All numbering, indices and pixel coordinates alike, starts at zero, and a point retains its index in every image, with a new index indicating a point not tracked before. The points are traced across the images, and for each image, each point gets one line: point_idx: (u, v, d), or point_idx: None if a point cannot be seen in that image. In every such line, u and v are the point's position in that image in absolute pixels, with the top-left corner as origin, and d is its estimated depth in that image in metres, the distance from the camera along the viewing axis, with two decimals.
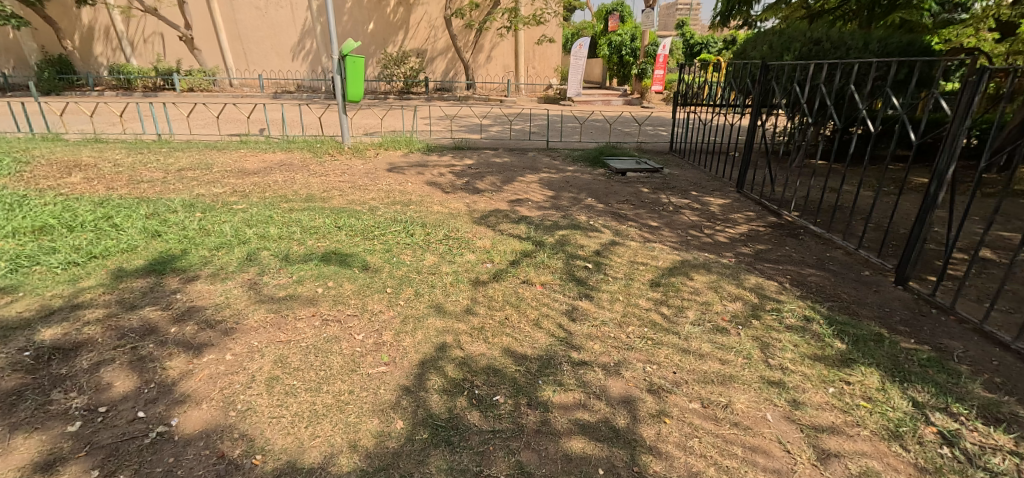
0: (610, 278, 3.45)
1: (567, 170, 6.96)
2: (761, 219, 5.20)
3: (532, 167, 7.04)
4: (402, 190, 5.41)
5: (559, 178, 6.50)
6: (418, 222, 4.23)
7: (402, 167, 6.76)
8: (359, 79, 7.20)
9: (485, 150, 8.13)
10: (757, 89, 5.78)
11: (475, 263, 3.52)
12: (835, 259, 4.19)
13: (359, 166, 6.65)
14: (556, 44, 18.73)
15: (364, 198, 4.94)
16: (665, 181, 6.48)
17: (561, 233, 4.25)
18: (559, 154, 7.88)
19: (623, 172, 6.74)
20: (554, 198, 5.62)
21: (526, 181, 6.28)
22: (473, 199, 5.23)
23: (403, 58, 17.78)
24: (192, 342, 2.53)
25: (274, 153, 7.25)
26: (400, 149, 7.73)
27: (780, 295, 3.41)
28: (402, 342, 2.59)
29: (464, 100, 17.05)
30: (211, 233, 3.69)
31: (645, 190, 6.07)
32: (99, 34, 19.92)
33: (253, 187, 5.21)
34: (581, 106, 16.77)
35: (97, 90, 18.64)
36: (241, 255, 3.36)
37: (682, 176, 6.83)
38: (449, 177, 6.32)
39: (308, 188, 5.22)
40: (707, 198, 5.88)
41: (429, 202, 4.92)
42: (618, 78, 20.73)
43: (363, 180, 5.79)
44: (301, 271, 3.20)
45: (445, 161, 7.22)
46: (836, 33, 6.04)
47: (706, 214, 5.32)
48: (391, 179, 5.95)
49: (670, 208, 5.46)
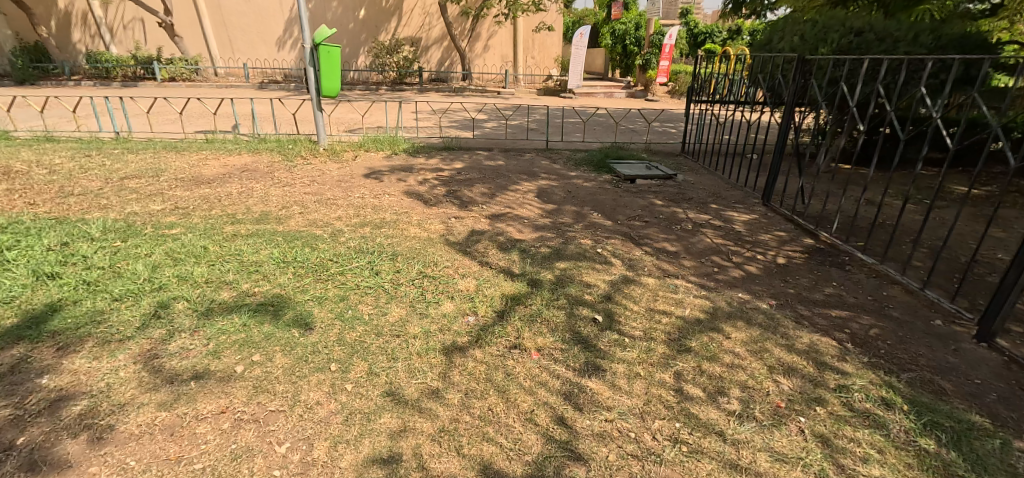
0: (626, 338, 2.69)
1: (569, 176, 6.18)
2: (795, 242, 4.45)
3: (528, 173, 6.26)
4: (376, 202, 4.64)
5: (559, 187, 5.72)
6: (388, 253, 3.46)
7: (383, 172, 5.98)
8: (335, 71, 6.35)
9: (478, 151, 7.34)
10: (792, 87, 4.96)
11: (453, 316, 2.74)
12: (895, 301, 3.44)
13: (333, 172, 5.88)
14: (557, 33, 17.86)
15: (328, 216, 4.16)
16: (680, 191, 5.72)
17: (562, 266, 3.48)
18: (559, 156, 7.10)
19: (632, 179, 5.98)
20: (553, 213, 4.84)
21: (521, 190, 5.51)
22: (459, 216, 4.46)
23: (395, 46, 16.87)
24: (40, 462, 1.81)
25: (241, 156, 6.48)
26: (382, 150, 6.94)
27: (842, 364, 2.66)
28: (339, 461, 1.85)
29: (459, 92, 16.21)
30: (120, 274, 2.94)
31: (658, 203, 5.29)
32: (77, 20, 18.98)
33: (201, 202, 4.44)
34: (583, 98, 15.92)
35: (74, 79, 17.72)
36: (148, 310, 2.60)
37: (698, 184, 6.06)
38: (433, 184, 5.56)
39: (265, 202, 4.45)
40: (730, 213, 5.11)
41: (405, 221, 4.15)
42: (620, 69, 19.87)
43: (333, 190, 5.02)
44: (221, 335, 2.44)
45: (432, 165, 6.44)
46: (880, 22, 5.22)
47: (731, 235, 4.56)
48: (366, 188, 5.16)
49: (689, 226, 4.69)
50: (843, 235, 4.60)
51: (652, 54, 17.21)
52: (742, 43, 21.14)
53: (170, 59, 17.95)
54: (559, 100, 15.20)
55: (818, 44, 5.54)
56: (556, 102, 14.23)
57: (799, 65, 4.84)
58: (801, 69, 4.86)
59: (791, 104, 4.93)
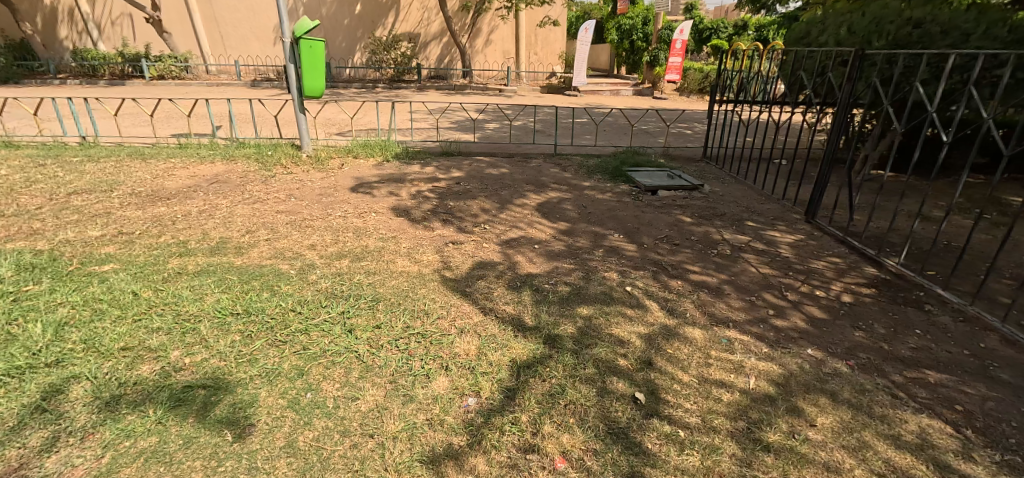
0: (679, 430, 2.01)
1: (581, 186, 5.48)
2: (856, 272, 3.75)
3: (536, 183, 5.56)
4: (359, 223, 3.95)
5: (571, 200, 5.02)
6: (366, 297, 2.77)
7: (372, 183, 5.29)
8: (319, 69, 5.66)
9: (479, 156, 6.65)
10: (845, 87, 4.23)
11: (447, 399, 2.06)
12: (1002, 358, 2.76)
13: (315, 183, 5.21)
14: (561, 27, 17.14)
15: (299, 244, 3.47)
16: (709, 204, 5.02)
17: (585, 312, 2.79)
18: (569, 162, 6.40)
19: (654, 190, 5.30)
20: (567, 234, 4.14)
21: (528, 204, 4.81)
22: (456, 241, 3.78)
23: (393, 42, 16.14)
24: None
25: (214, 164, 5.81)
26: (373, 156, 6.25)
27: (970, 466, 1.99)
28: None
29: (460, 90, 15.51)
30: (13, 338, 2.28)
31: (686, 220, 4.60)
32: (63, 16, 18.29)
33: (151, 226, 3.76)
34: (588, 96, 15.24)
35: (59, 78, 17.03)
36: (32, 400, 1.95)
37: (728, 196, 5.36)
38: (428, 198, 4.86)
39: (226, 225, 3.77)
40: (771, 233, 4.41)
41: (393, 249, 3.46)
42: (626, 66, 19.12)
43: (310, 207, 4.34)
44: (122, 444, 1.79)
45: (427, 173, 5.75)
46: (945, 12, 4.50)
47: (778, 261, 3.87)
48: (350, 204, 4.48)
49: (727, 251, 3.99)
50: (911, 260, 3.91)
51: (659, 49, 16.86)
52: (750, 39, 20.56)
53: (159, 56, 17.27)
54: (564, 98, 14.49)
55: (869, 38, 4.81)
56: (561, 101, 13.53)
57: (855, 61, 4.11)
58: (857, 67, 4.13)
59: (845, 107, 4.21)
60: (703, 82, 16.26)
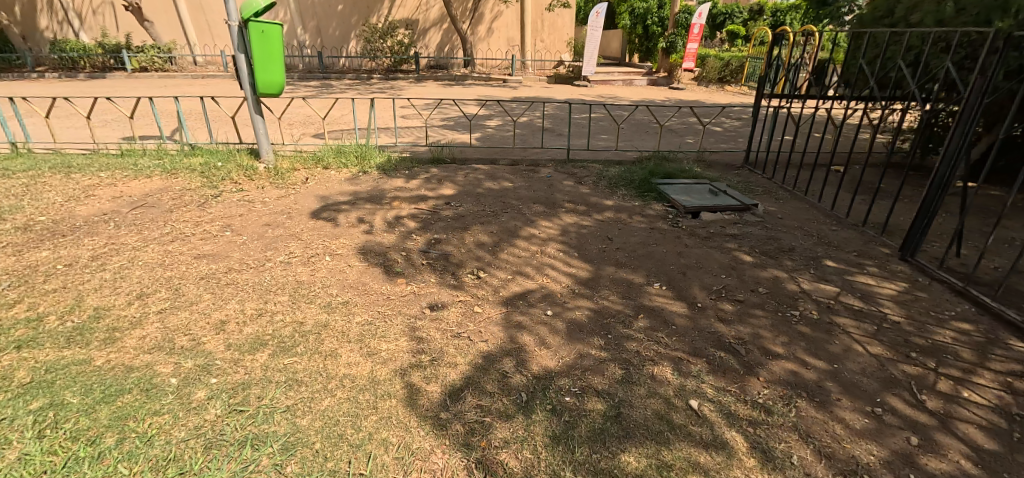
0: None
1: (602, 205, 4.34)
2: (1004, 350, 2.66)
3: (544, 201, 4.41)
4: (303, 276, 2.85)
5: (592, 226, 3.90)
6: (274, 441, 1.73)
7: (340, 205, 4.19)
8: (273, 59, 4.55)
9: (477, 164, 5.51)
10: (976, 84, 3.11)
11: None
12: None
13: (267, 206, 4.13)
14: (570, 11, 15.86)
15: (205, 319, 2.39)
16: (772, 233, 3.89)
17: (633, 464, 1.77)
18: (585, 171, 5.28)
19: (696, 213, 4.16)
20: (592, 286, 3.04)
21: (538, 234, 3.70)
22: (437, 304, 2.69)
23: (389, 29, 15.08)
24: None
25: (150, 180, 4.73)
26: (347, 167, 5.14)
27: None
28: None
29: (460, 81, 14.36)
30: None
31: (744, 258, 3.47)
32: (43, 5, 17.19)
33: (9, 286, 2.70)
34: (600, 86, 13.99)
35: (36, 71, 16.02)
36: None
37: (790, 219, 4.23)
38: (406, 226, 3.74)
39: (112, 286, 2.69)
40: (862, 280, 3.31)
41: (338, 325, 2.36)
42: (639, 54, 17.82)
43: (245, 247, 3.25)
44: None
45: (411, 189, 4.65)
46: None
47: (888, 332, 2.77)
48: (301, 240, 3.38)
49: (814, 315, 2.89)
50: None
51: (676, 36, 15.06)
52: (765, 23, 19.33)
53: (141, 47, 16.24)
54: (574, 90, 13.27)
55: (992, 16, 3.62)
56: (570, 93, 12.35)
57: (995, 49, 2.99)
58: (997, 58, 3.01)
59: (972, 108, 3.13)
60: (723, 70, 15.06)
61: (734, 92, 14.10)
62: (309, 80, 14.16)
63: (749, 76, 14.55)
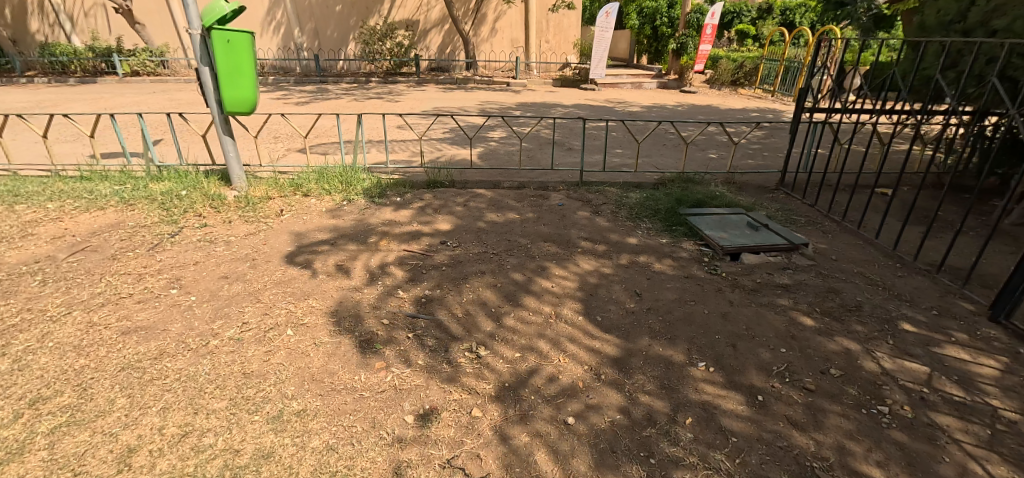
0: None
1: (625, 243, 3.68)
2: None
3: (555, 238, 3.75)
4: (251, 363, 2.25)
5: (616, 274, 3.24)
6: None
7: (316, 245, 3.55)
8: (241, 74, 3.94)
9: (478, 188, 4.87)
10: None
11: None
12: None
13: (231, 247, 3.52)
14: (576, 11, 15.20)
15: (108, 446, 1.84)
16: (831, 282, 3.23)
17: None
18: (601, 196, 4.63)
19: (737, 255, 3.50)
20: (622, 369, 2.40)
21: (550, 286, 3.06)
22: (421, 411, 2.09)
23: (388, 31, 14.51)
24: None
25: (102, 212, 4.12)
26: (330, 194, 4.52)
27: None
28: None
29: (462, 84, 13.74)
30: None
31: (805, 321, 2.82)
32: (32, 7, 16.62)
33: None
34: (608, 90, 13.33)
35: (26, 76, 15.48)
36: None
37: (848, 260, 3.57)
38: (391, 278, 3.09)
39: (4, 385, 2.12)
40: (954, 354, 2.66)
41: (284, 457, 1.81)
42: (648, 55, 17.13)
43: (188, 313, 2.64)
44: None
45: (401, 222, 4.01)
46: None
47: (1007, 442, 2.14)
48: (261, 302, 2.76)
49: (908, 413, 2.25)
50: None
51: (687, 36, 14.44)
52: (773, 23, 18.73)
53: (133, 51, 15.70)
54: (581, 94, 12.63)
55: None
56: (577, 98, 11.71)
57: None
58: None
59: None
60: (736, 72, 14.36)
61: (748, 95, 13.42)
62: (305, 84, 13.57)
63: (763, 78, 13.90)
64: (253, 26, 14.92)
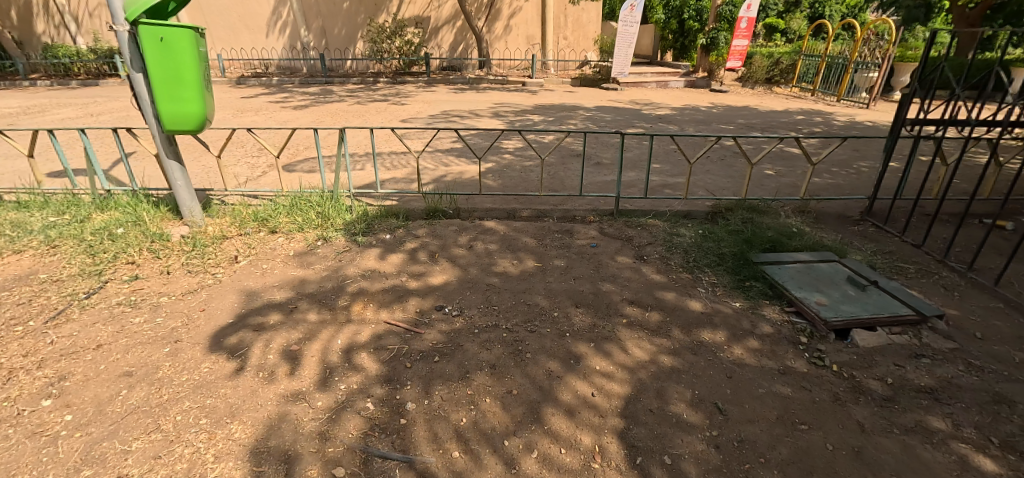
0: None
1: (685, 309, 2.70)
2: None
3: (589, 299, 2.79)
4: None
5: (681, 365, 2.27)
6: None
7: (268, 311, 2.65)
8: (182, 83, 3.06)
9: (487, 220, 3.92)
10: None
11: None
12: None
13: (152, 315, 2.63)
14: (598, 5, 14.13)
15: None
16: (995, 381, 2.23)
17: None
18: (643, 231, 3.64)
19: (845, 332, 2.49)
20: None
21: (588, 392, 2.10)
22: None
23: (397, 28, 13.61)
24: None
25: (15, 258, 3.30)
26: (304, 228, 3.61)
27: None
28: None
29: (475, 84, 12.80)
30: None
31: (984, 465, 1.83)
32: (38, 7, 16.06)
33: None
34: (632, 90, 12.30)
35: (28, 78, 14.90)
36: None
37: (1002, 337, 2.55)
38: (359, 375, 2.16)
39: None
40: None
41: None
42: (673, 51, 16.02)
43: (45, 452, 1.78)
44: None
45: (386, 273, 3.08)
46: None
47: None
48: (159, 429, 1.86)
49: None
50: None
51: (717, 30, 13.30)
52: (803, 16, 17.44)
53: None
54: (604, 94, 11.62)
55: None
56: (600, 99, 10.71)
57: None
58: None
59: None
60: (772, 69, 13.16)
61: (784, 94, 12.28)
62: (309, 86, 12.75)
63: (800, 75, 12.71)
64: (256, 24, 14.14)
